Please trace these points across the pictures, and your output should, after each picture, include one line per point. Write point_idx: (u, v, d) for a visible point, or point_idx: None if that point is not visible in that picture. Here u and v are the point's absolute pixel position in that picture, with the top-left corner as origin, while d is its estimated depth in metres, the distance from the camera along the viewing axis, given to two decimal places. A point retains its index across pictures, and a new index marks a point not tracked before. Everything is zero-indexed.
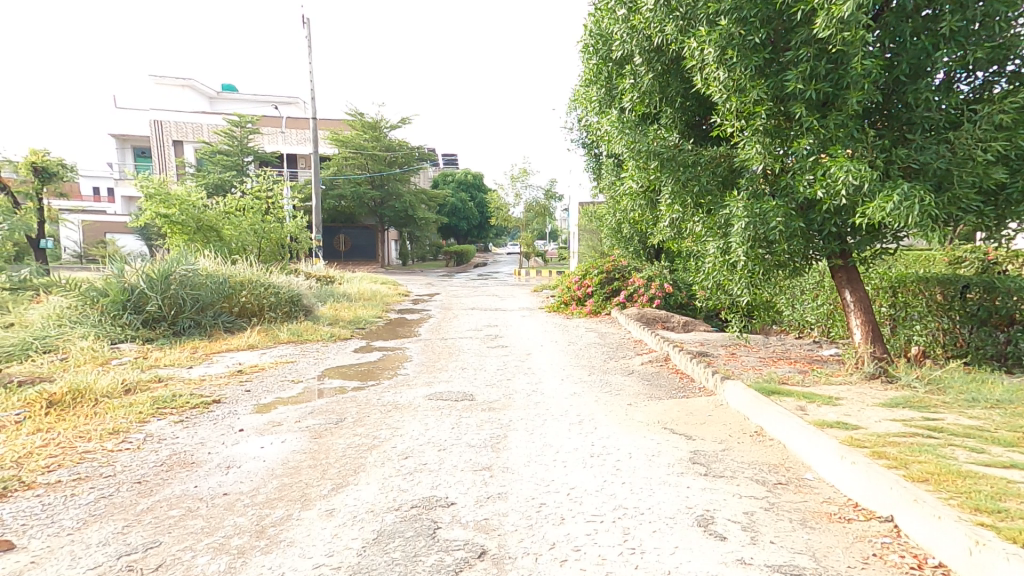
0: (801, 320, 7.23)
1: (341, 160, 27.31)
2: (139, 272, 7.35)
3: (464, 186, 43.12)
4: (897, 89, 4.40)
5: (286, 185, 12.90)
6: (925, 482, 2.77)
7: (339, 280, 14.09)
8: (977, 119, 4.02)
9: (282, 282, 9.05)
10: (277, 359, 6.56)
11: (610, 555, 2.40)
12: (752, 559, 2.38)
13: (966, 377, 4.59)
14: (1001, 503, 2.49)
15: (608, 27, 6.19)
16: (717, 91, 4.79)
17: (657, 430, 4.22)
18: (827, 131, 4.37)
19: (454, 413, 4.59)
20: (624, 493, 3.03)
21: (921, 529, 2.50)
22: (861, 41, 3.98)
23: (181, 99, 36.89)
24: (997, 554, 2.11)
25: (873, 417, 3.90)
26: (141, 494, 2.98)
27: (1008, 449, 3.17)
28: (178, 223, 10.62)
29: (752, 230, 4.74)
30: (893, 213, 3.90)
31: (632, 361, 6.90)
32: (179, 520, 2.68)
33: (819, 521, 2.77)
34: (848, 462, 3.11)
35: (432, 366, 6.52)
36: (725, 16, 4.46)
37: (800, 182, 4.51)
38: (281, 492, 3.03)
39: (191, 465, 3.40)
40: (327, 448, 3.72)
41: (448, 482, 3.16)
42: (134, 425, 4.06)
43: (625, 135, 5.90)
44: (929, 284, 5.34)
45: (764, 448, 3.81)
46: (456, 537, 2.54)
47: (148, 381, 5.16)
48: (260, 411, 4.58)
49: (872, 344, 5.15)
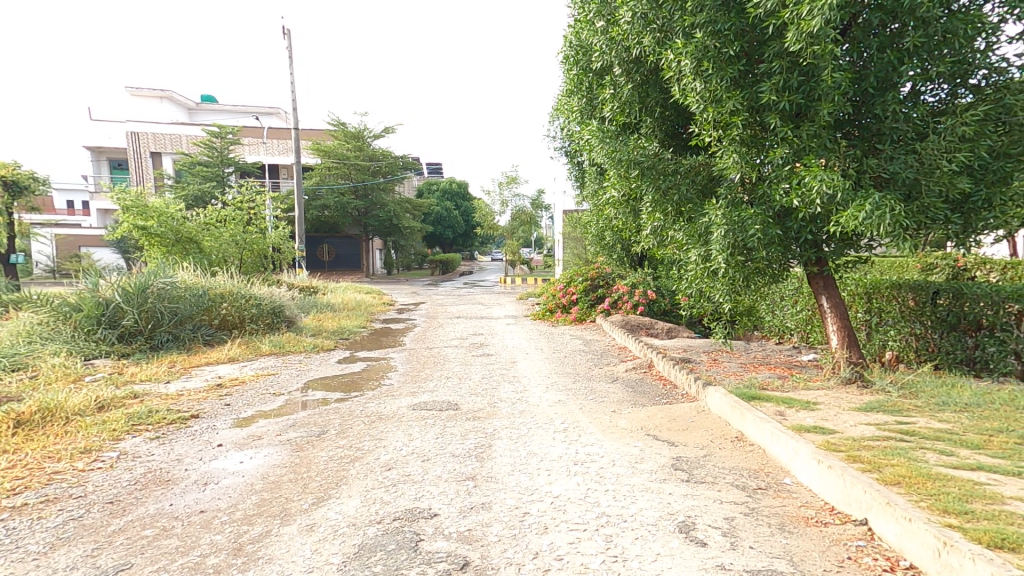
0: (781, 326, 7.39)
1: (323, 171, 26.95)
2: (114, 286, 7.19)
3: (448, 194, 43.19)
4: (867, 101, 4.51)
5: (268, 194, 12.79)
6: (897, 485, 2.83)
7: (322, 291, 14.03)
8: (943, 131, 4.14)
9: (264, 293, 8.95)
10: (258, 371, 6.50)
11: (593, 563, 2.42)
12: (732, 564, 2.41)
13: (938, 381, 4.71)
14: (968, 504, 2.55)
15: (587, 39, 6.29)
16: (695, 101, 4.90)
17: (640, 436, 4.27)
18: (800, 141, 4.48)
19: (438, 423, 4.59)
20: (608, 501, 3.06)
21: (893, 531, 2.56)
22: (831, 54, 4.11)
23: (158, 109, 36.53)
24: (964, 555, 2.15)
25: (849, 422, 3.98)
26: (113, 514, 2.92)
27: (975, 452, 3.24)
28: (156, 236, 10.47)
29: (731, 238, 4.84)
30: (866, 222, 4.00)
31: (617, 368, 6.97)
32: (152, 540, 2.64)
33: (796, 525, 2.81)
34: (824, 466, 3.16)
35: (416, 375, 6.52)
36: (701, 29, 4.60)
37: (776, 191, 4.61)
38: (260, 507, 3.01)
39: (166, 482, 3.35)
40: (310, 460, 3.71)
41: (431, 493, 3.16)
42: (107, 443, 3.98)
43: (606, 145, 5.98)
44: (901, 290, 5.49)
45: (745, 454, 3.88)
46: (438, 549, 2.53)
47: (123, 398, 5.07)
48: (240, 425, 4.53)
49: (849, 350, 5.24)
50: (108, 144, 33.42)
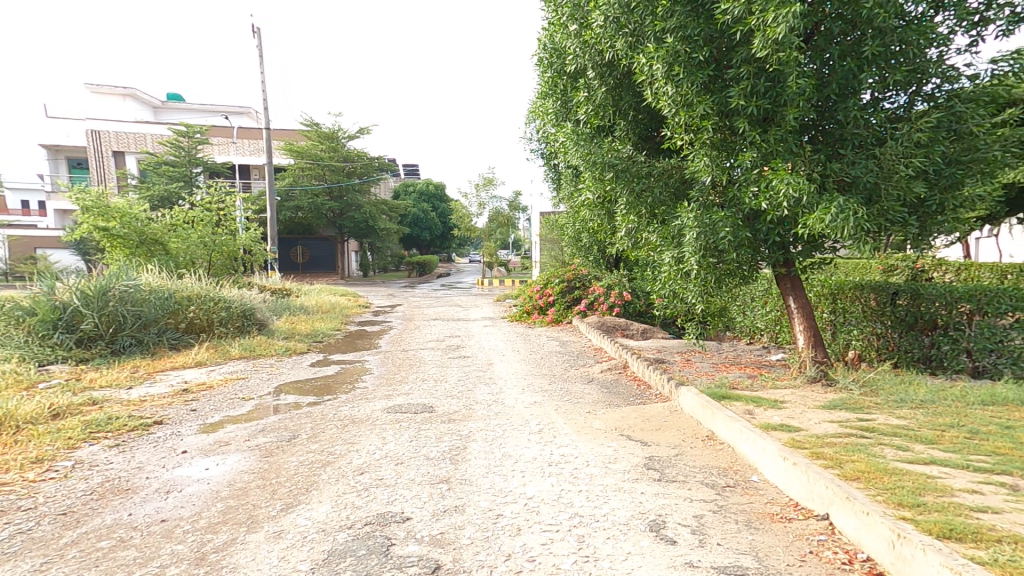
0: (751, 326, 7.55)
1: (297, 171, 26.52)
2: (73, 288, 6.93)
3: (425, 196, 43.00)
4: (830, 108, 4.63)
5: (238, 195, 12.53)
6: (857, 480, 2.92)
7: (296, 294, 13.80)
8: (900, 137, 4.29)
9: (235, 295, 8.77)
10: (227, 375, 6.36)
11: (564, 564, 2.43)
12: (700, 562, 2.45)
13: (896, 379, 4.87)
14: (921, 497, 2.64)
15: (561, 41, 6.34)
16: (666, 105, 4.95)
17: (614, 437, 4.31)
18: (768, 145, 4.58)
19: (413, 425, 4.56)
20: (581, 501, 3.08)
21: (852, 525, 2.63)
22: (795, 61, 4.21)
23: (121, 107, 35.55)
24: (915, 547, 2.22)
25: (813, 419, 4.08)
26: (65, 527, 2.82)
27: (929, 447, 3.36)
28: (118, 237, 10.15)
29: (703, 240, 4.92)
30: (831, 225, 4.11)
31: (592, 369, 7.03)
32: (108, 552, 2.56)
33: (763, 522, 2.87)
34: (789, 463, 3.24)
35: (392, 378, 6.46)
36: (672, 34, 4.67)
37: (746, 194, 4.71)
38: (225, 515, 2.94)
39: (125, 491, 3.25)
40: (279, 466, 3.64)
41: (404, 496, 3.13)
42: (61, 452, 3.84)
43: (581, 147, 6.03)
44: (864, 291, 5.66)
45: (715, 453, 3.94)
46: (410, 553, 2.51)
47: (80, 405, 4.90)
48: (206, 431, 4.42)
49: (815, 349, 5.37)
50: (66, 143, 32.30)
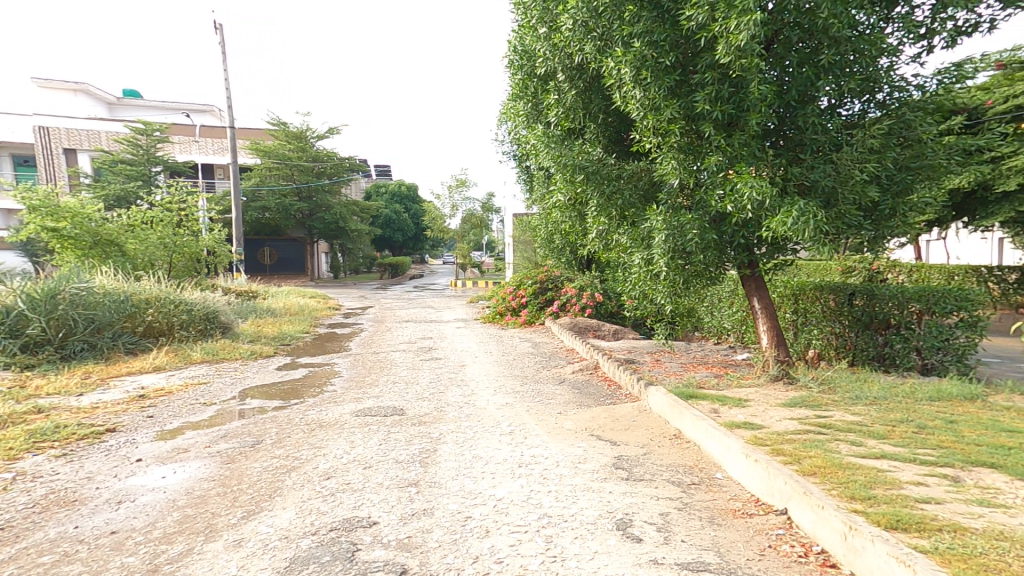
0: (719, 327, 7.70)
1: (264, 171, 25.92)
2: (18, 291, 6.64)
3: (398, 197, 42.63)
4: (790, 114, 4.77)
5: (201, 195, 12.17)
6: (813, 475, 3.00)
7: (262, 296, 13.48)
8: (855, 143, 4.44)
9: (197, 298, 8.51)
10: (188, 380, 6.17)
11: (532, 564, 2.43)
12: (664, 558, 2.48)
13: (852, 377, 5.03)
14: (872, 490, 2.73)
15: (530, 44, 6.37)
16: (635, 108, 5.00)
17: (584, 437, 4.34)
18: (733, 149, 4.68)
19: (382, 429, 4.50)
20: (550, 501, 3.09)
21: (808, 519, 2.70)
22: (757, 67, 4.31)
23: (75, 104, 34.17)
24: (865, 538, 2.30)
25: (775, 417, 4.18)
26: (3, 542, 2.68)
27: (881, 441, 3.48)
28: (71, 238, 9.72)
29: (671, 242, 4.99)
30: (792, 227, 4.22)
31: (563, 370, 7.06)
32: (50, 568, 2.45)
33: (725, 518, 2.92)
34: (751, 460, 3.31)
35: (361, 381, 6.36)
36: (638, 39, 4.73)
37: (712, 197, 4.80)
38: (182, 524, 2.84)
39: (72, 503, 3.11)
40: (241, 472, 3.54)
41: (371, 501, 3.09)
42: (1, 464, 3.65)
43: (552, 150, 6.05)
44: (824, 291, 5.84)
45: (681, 451, 4.00)
46: (375, 559, 2.47)
47: (24, 414, 4.67)
48: (162, 438, 4.27)
49: (777, 349, 5.51)
50: (13, 140, 30.81)
